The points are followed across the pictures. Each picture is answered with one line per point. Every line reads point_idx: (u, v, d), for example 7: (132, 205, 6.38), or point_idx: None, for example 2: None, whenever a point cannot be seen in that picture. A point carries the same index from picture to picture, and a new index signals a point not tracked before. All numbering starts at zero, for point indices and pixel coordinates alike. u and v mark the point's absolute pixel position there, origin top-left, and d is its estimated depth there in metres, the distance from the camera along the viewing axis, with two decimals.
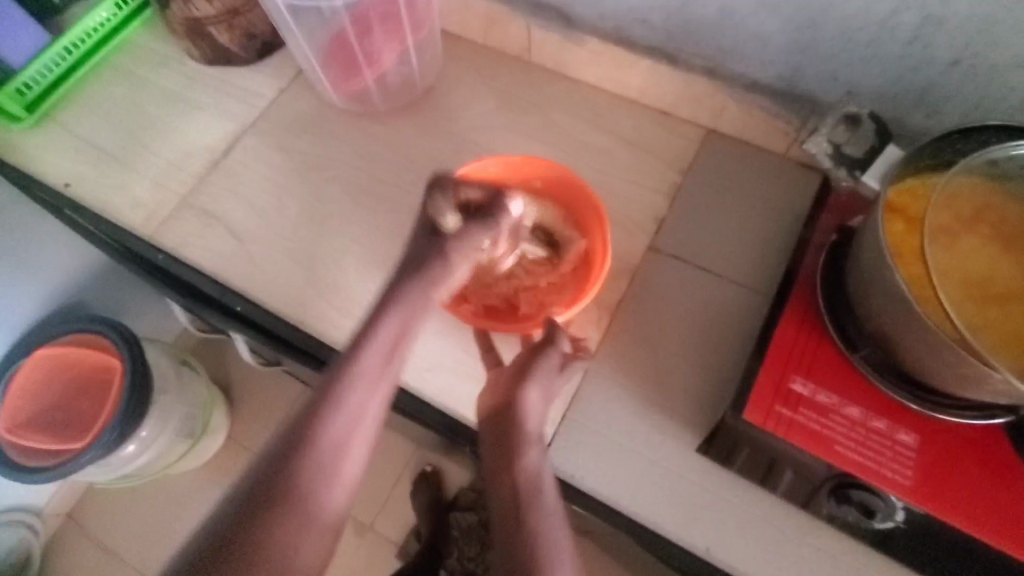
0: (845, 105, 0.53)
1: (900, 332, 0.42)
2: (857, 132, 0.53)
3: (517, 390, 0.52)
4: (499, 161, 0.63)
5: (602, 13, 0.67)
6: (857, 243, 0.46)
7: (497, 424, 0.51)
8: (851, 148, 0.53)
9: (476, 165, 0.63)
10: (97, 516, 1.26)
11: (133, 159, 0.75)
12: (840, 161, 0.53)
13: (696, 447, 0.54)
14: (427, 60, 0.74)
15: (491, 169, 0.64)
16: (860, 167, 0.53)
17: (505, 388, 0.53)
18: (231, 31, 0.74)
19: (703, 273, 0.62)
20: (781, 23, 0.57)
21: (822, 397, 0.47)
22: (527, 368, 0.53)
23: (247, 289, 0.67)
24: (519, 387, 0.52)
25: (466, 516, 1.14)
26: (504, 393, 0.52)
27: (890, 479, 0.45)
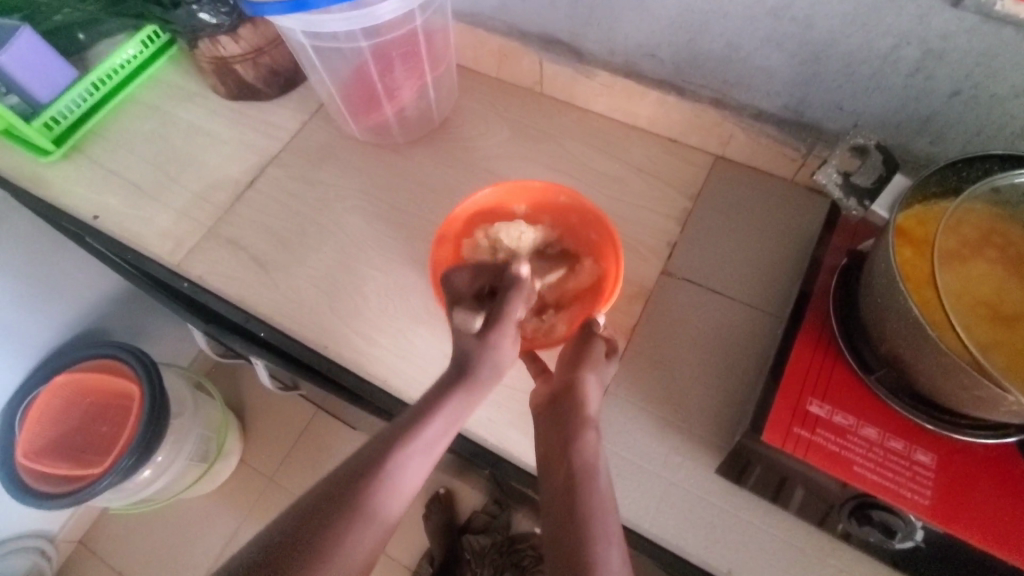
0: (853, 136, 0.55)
1: (913, 354, 0.43)
2: (866, 161, 0.55)
3: (575, 374, 0.51)
4: (572, 196, 0.66)
5: (612, 48, 0.70)
6: (868, 268, 0.48)
7: (557, 408, 0.49)
8: (859, 177, 0.55)
9: (550, 189, 0.67)
10: (112, 543, 1.26)
11: (159, 190, 0.78)
12: (849, 191, 0.55)
13: (714, 469, 0.55)
14: (443, 94, 0.77)
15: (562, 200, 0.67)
16: (869, 196, 0.54)
17: (562, 376, 0.52)
18: (256, 68, 0.78)
19: (715, 295, 0.64)
20: (786, 57, 0.59)
21: (839, 418, 0.48)
22: (584, 355, 0.53)
23: (271, 317, 0.69)
24: (578, 371, 0.51)
25: (479, 539, 1.14)
26: (563, 377, 0.52)
27: (911, 500, 0.45)
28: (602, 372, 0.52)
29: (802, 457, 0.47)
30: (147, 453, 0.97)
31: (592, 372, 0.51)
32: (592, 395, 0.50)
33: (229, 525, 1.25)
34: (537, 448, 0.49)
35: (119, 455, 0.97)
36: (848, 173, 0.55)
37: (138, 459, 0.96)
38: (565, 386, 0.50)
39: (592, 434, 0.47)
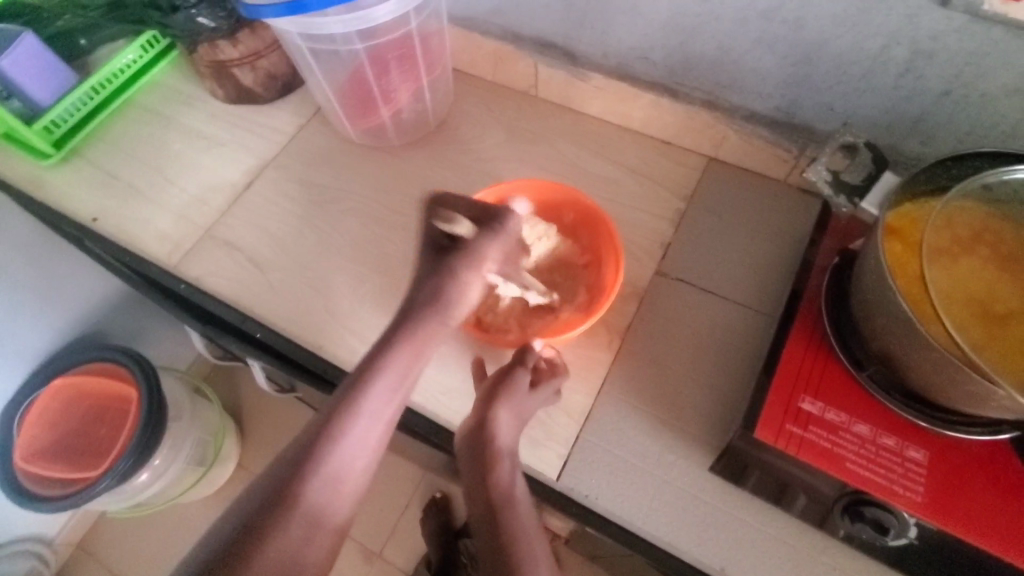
0: (842, 134, 0.56)
1: (904, 350, 0.44)
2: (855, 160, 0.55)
3: (489, 408, 0.53)
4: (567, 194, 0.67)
5: (606, 51, 0.70)
6: (859, 265, 0.48)
7: (474, 440, 0.52)
8: (848, 175, 0.56)
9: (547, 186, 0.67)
10: (108, 547, 1.26)
11: (157, 193, 0.78)
12: (839, 188, 0.55)
13: (708, 467, 0.55)
14: (439, 97, 0.77)
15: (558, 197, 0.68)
16: (859, 194, 0.54)
17: (477, 408, 0.54)
18: (254, 72, 0.78)
19: (709, 295, 0.64)
20: (778, 59, 0.60)
21: (831, 415, 0.48)
22: (495, 392, 0.54)
23: (267, 317, 0.70)
24: (491, 407, 0.53)
25: (475, 543, 1.12)
26: (479, 410, 0.54)
27: (903, 496, 0.45)
28: (517, 405, 0.54)
29: (794, 453, 0.47)
30: (144, 457, 0.97)
31: (508, 407, 0.54)
32: (498, 426, 0.53)
33: None
34: (462, 475, 0.52)
35: (116, 458, 0.97)
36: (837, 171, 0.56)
37: (135, 462, 0.96)
38: (481, 420, 0.53)
39: (504, 464, 0.51)
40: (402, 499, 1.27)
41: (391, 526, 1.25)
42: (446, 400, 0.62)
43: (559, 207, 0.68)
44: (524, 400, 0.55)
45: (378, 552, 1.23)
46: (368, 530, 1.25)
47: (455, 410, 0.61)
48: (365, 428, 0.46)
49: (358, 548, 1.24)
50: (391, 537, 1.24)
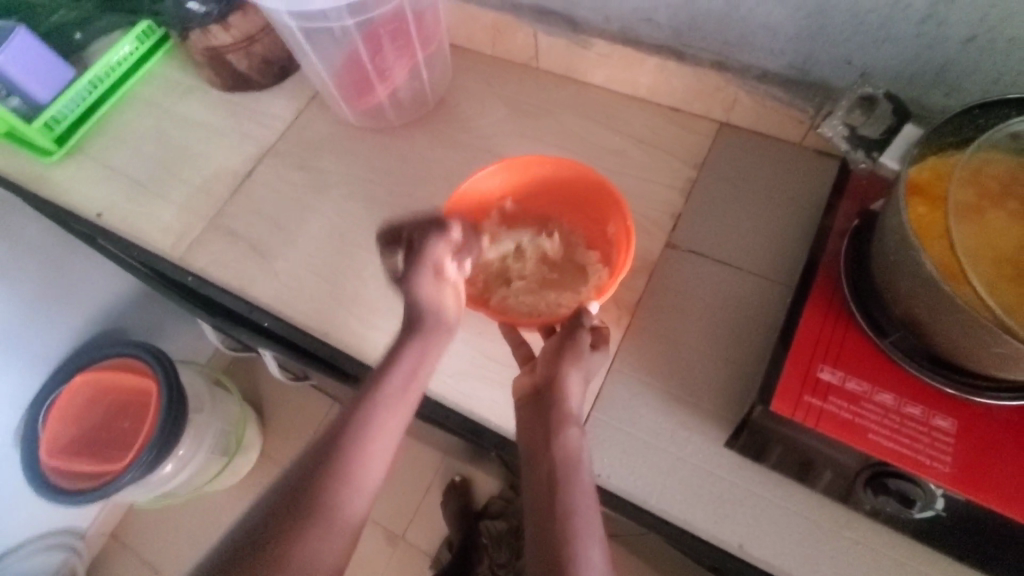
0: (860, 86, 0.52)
1: (930, 314, 0.41)
2: (873, 114, 0.52)
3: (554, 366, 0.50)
4: (591, 184, 0.63)
5: (608, 15, 0.67)
6: (879, 227, 0.45)
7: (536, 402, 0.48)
8: (866, 130, 0.52)
9: (574, 173, 0.64)
10: (140, 535, 1.30)
11: (160, 185, 0.78)
12: (857, 143, 0.52)
13: (724, 443, 0.53)
14: (438, 73, 0.75)
15: (584, 184, 0.64)
16: (877, 149, 0.52)
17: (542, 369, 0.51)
18: (250, 58, 0.77)
19: (722, 266, 0.62)
20: (790, 11, 0.56)
21: (852, 385, 0.46)
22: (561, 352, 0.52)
23: (273, 305, 0.69)
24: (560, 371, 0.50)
25: (496, 525, 1.14)
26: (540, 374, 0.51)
27: (929, 466, 0.43)
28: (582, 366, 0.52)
29: (814, 426, 0.45)
30: (167, 447, 0.99)
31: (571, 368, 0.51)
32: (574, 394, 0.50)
33: None
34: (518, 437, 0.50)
35: (140, 448, 0.99)
36: (855, 126, 0.53)
37: (159, 453, 0.98)
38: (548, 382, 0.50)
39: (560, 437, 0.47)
40: (421, 484, 1.27)
41: (411, 510, 1.26)
42: (454, 383, 0.61)
43: (575, 189, 0.65)
44: (588, 359, 0.53)
45: (400, 535, 1.25)
46: (389, 514, 1.26)
47: (463, 393, 0.61)
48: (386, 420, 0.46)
49: (381, 531, 1.25)
50: (412, 520, 1.25)
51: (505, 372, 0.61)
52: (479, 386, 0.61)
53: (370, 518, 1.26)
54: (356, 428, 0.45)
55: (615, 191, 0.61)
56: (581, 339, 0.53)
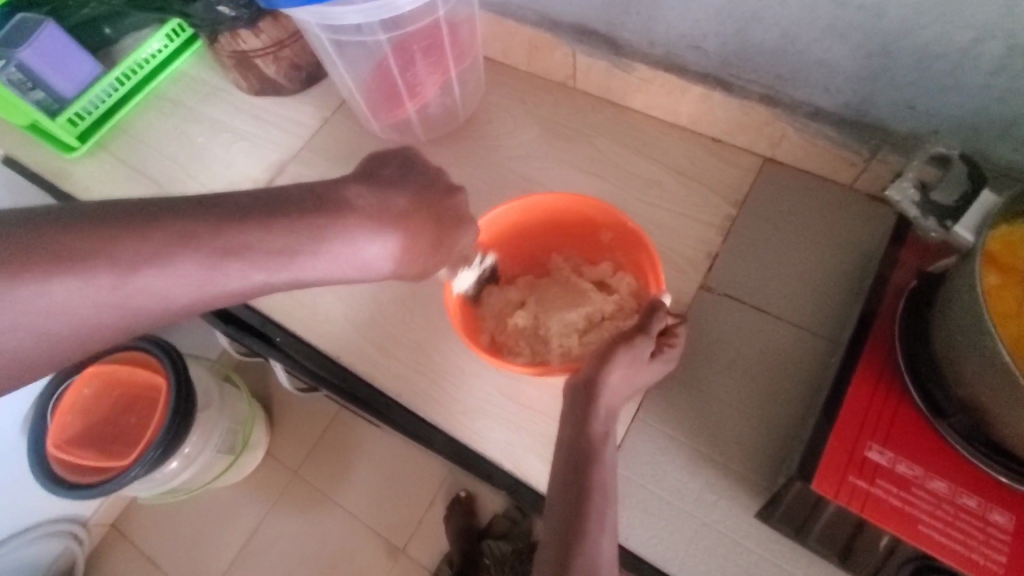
0: (934, 144, 0.48)
1: (998, 405, 0.37)
2: (947, 175, 0.47)
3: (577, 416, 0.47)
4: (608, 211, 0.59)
5: (651, 40, 0.63)
6: (945, 297, 0.41)
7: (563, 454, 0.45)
8: (939, 194, 0.47)
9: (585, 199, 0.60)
10: (142, 528, 1.29)
11: (179, 188, 0.76)
12: (928, 209, 0.47)
13: (753, 511, 0.50)
14: (469, 89, 0.72)
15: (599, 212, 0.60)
16: (951, 217, 0.46)
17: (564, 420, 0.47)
18: (277, 63, 0.75)
19: (760, 314, 0.58)
20: (851, 50, 0.52)
21: (902, 468, 0.42)
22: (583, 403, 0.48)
23: (286, 320, 0.67)
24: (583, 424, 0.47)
25: (500, 546, 1.12)
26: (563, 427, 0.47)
27: (985, 568, 0.39)
28: (632, 369, 0.48)
29: (858, 510, 0.41)
30: (173, 447, 0.97)
31: (620, 370, 0.48)
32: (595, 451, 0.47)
33: (254, 516, 1.27)
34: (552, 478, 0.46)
35: (146, 445, 0.97)
36: (926, 188, 0.48)
37: (164, 451, 0.97)
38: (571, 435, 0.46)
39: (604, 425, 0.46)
40: (425, 496, 1.25)
41: (414, 522, 1.23)
42: (467, 419, 0.59)
43: (596, 222, 0.61)
44: (643, 367, 0.49)
45: (401, 547, 1.22)
46: (390, 525, 1.23)
47: (475, 430, 0.58)
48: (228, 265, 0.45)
49: (382, 543, 1.22)
50: (413, 534, 1.22)
51: (522, 412, 0.58)
52: (494, 425, 0.58)
53: (372, 528, 1.23)
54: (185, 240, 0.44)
55: (637, 228, 0.58)
56: (648, 329, 0.49)
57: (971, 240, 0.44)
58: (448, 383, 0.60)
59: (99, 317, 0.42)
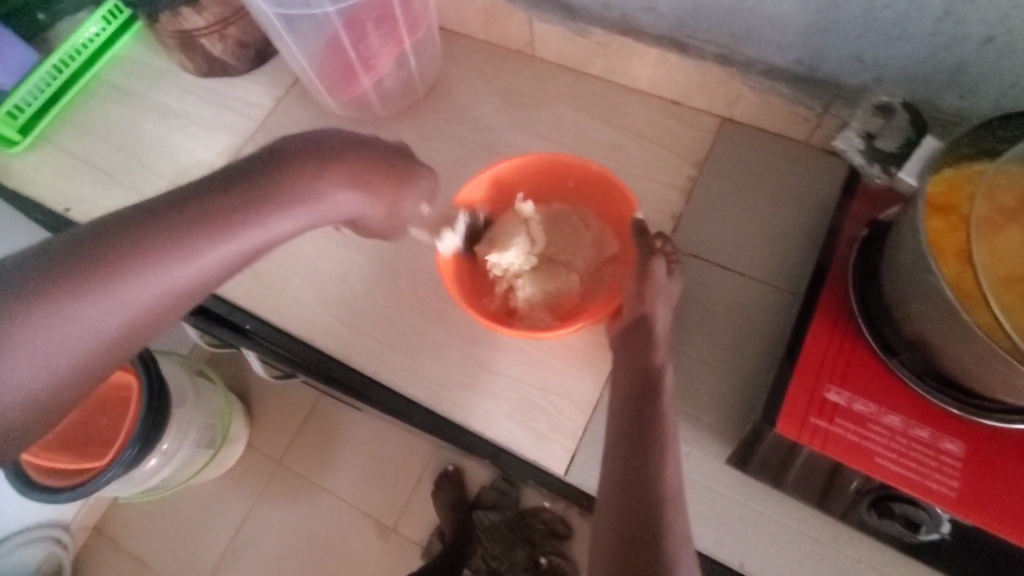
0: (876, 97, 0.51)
1: (943, 340, 0.39)
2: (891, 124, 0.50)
3: None
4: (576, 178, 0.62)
5: (606, 3, 0.63)
6: (894, 240, 0.43)
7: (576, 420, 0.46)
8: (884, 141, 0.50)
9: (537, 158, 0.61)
10: (127, 529, 1.29)
11: (132, 178, 0.74)
12: (873, 157, 0.50)
13: (724, 459, 0.52)
14: (426, 60, 0.71)
15: (568, 181, 0.62)
16: (895, 162, 0.50)
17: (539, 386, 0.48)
18: (223, 41, 0.72)
19: (723, 271, 0.60)
20: (801, 5, 0.52)
21: (859, 406, 0.44)
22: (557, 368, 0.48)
23: (256, 308, 0.66)
24: None
25: (489, 515, 1.17)
26: None
27: (936, 492, 0.42)
28: None
29: (818, 448, 0.43)
30: (150, 444, 0.96)
31: None
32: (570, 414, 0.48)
33: (241, 507, 1.27)
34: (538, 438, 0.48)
35: (121, 446, 0.95)
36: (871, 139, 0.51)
37: (141, 450, 0.95)
38: None
39: None
40: (413, 474, 1.26)
41: (403, 500, 1.25)
42: (446, 393, 0.59)
43: (558, 180, 0.63)
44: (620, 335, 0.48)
45: (391, 525, 1.23)
46: (379, 505, 1.25)
47: (456, 403, 0.59)
48: (165, 276, 0.42)
49: (372, 522, 1.24)
50: (403, 511, 1.24)
51: (501, 382, 0.59)
52: (473, 397, 0.59)
53: (360, 509, 1.25)
54: (221, 203, 0.44)
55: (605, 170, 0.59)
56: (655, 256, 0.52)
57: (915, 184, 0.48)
58: (426, 360, 0.61)
59: (224, 268, 0.44)
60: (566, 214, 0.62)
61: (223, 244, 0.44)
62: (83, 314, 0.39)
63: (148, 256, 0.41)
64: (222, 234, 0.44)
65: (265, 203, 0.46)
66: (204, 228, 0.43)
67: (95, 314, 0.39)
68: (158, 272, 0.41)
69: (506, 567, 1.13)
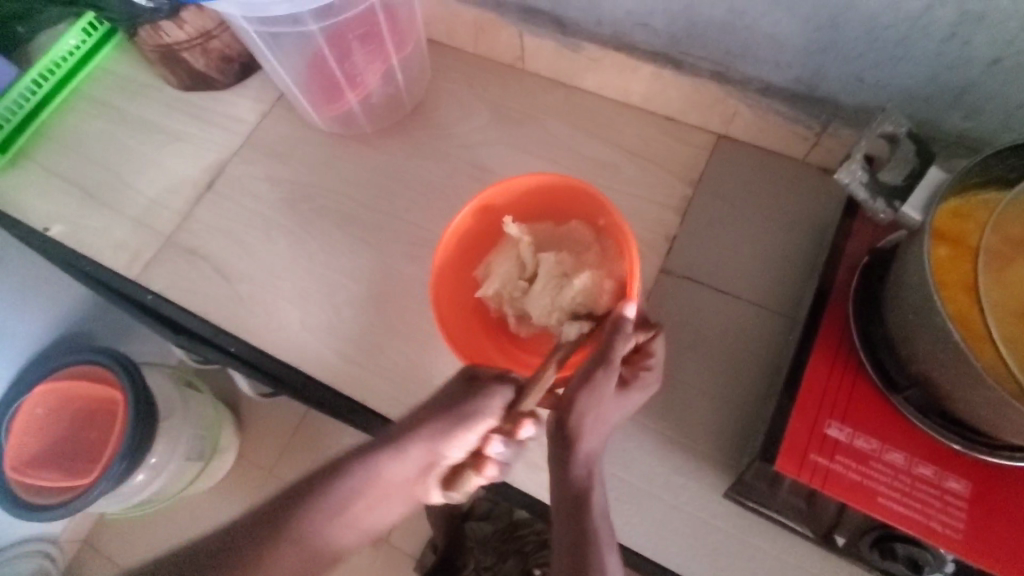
0: (882, 124, 0.45)
1: (950, 380, 0.38)
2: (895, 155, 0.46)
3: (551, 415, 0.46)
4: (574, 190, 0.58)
5: (599, 18, 0.61)
6: (898, 274, 0.42)
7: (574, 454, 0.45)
8: (887, 174, 0.46)
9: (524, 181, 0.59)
10: (115, 544, 1.27)
11: (113, 196, 0.72)
12: (877, 190, 0.45)
13: (722, 492, 0.51)
14: (414, 75, 0.69)
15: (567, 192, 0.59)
16: (900, 196, 0.45)
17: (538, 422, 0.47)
18: (206, 55, 0.70)
19: (720, 295, 0.58)
20: (800, 23, 0.51)
21: (861, 442, 0.43)
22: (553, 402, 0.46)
23: (240, 332, 0.64)
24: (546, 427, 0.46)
25: (482, 526, 1.15)
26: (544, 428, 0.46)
27: (941, 533, 0.40)
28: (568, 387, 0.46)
29: (820, 487, 0.42)
30: (139, 459, 0.94)
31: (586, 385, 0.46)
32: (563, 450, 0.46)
33: (231, 521, 1.25)
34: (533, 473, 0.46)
35: (109, 461, 0.94)
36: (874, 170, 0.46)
37: (130, 463, 0.93)
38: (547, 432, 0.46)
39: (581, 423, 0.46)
40: None
41: None
42: None
43: (560, 201, 0.60)
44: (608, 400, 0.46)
45: (384, 538, 1.22)
46: None
47: None
48: (395, 475, 0.47)
49: None
50: (396, 524, 1.22)
51: None
52: None
53: None
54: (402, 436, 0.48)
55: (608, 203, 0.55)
56: (614, 360, 0.45)
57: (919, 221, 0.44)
58: (416, 386, 0.59)
59: (406, 477, 0.48)
60: (567, 230, 0.59)
61: (409, 459, 0.48)
62: (379, 503, 0.48)
63: (382, 471, 0.48)
64: (391, 454, 0.48)
65: (389, 458, 0.48)
66: (383, 486, 0.48)
67: (363, 509, 0.47)
68: (374, 471, 0.47)
69: None
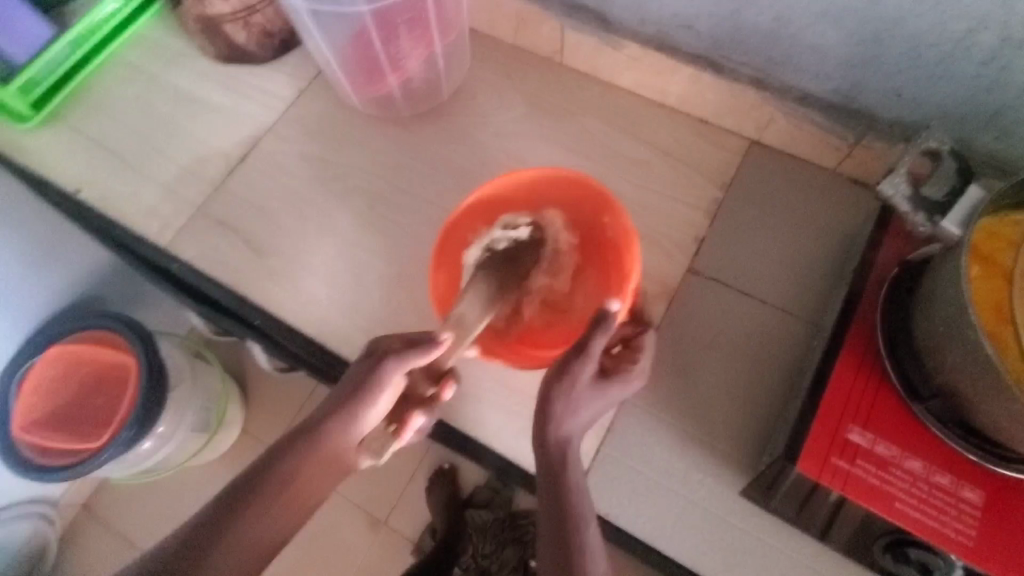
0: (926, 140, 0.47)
1: (977, 393, 0.39)
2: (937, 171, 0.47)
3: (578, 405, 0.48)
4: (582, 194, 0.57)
5: (643, 17, 0.62)
6: (931, 287, 0.42)
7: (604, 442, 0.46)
8: (929, 189, 0.47)
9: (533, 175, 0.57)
10: (116, 509, 1.28)
11: (145, 163, 0.72)
12: (919, 204, 0.46)
13: (738, 489, 0.52)
14: (453, 63, 0.69)
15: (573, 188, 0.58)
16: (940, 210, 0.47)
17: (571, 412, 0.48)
18: (247, 29, 0.70)
19: (744, 297, 0.59)
20: (844, 36, 0.52)
21: (881, 448, 0.44)
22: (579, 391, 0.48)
23: (267, 305, 0.65)
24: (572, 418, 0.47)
25: (481, 513, 1.17)
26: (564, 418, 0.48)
27: (954, 540, 0.42)
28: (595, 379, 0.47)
29: (839, 489, 0.43)
30: (147, 427, 0.95)
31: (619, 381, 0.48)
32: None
33: None
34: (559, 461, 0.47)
35: (118, 427, 0.94)
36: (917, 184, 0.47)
37: (138, 432, 0.94)
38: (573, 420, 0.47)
39: None
40: (407, 470, 1.25)
41: (396, 495, 1.24)
42: (458, 404, 0.59)
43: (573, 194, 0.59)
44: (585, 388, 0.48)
45: (383, 519, 1.23)
46: (372, 499, 1.24)
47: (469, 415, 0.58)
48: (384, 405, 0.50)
49: (363, 516, 1.23)
50: (396, 506, 1.24)
51: (516, 396, 0.59)
52: (487, 410, 0.58)
53: (352, 501, 1.24)
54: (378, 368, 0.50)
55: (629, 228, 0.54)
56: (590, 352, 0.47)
57: (958, 234, 0.45)
58: None
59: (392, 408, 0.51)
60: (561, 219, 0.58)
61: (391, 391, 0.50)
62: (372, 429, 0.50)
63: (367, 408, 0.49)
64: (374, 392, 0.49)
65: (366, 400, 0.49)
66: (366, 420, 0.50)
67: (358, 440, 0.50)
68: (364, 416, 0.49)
69: (496, 567, 1.12)
